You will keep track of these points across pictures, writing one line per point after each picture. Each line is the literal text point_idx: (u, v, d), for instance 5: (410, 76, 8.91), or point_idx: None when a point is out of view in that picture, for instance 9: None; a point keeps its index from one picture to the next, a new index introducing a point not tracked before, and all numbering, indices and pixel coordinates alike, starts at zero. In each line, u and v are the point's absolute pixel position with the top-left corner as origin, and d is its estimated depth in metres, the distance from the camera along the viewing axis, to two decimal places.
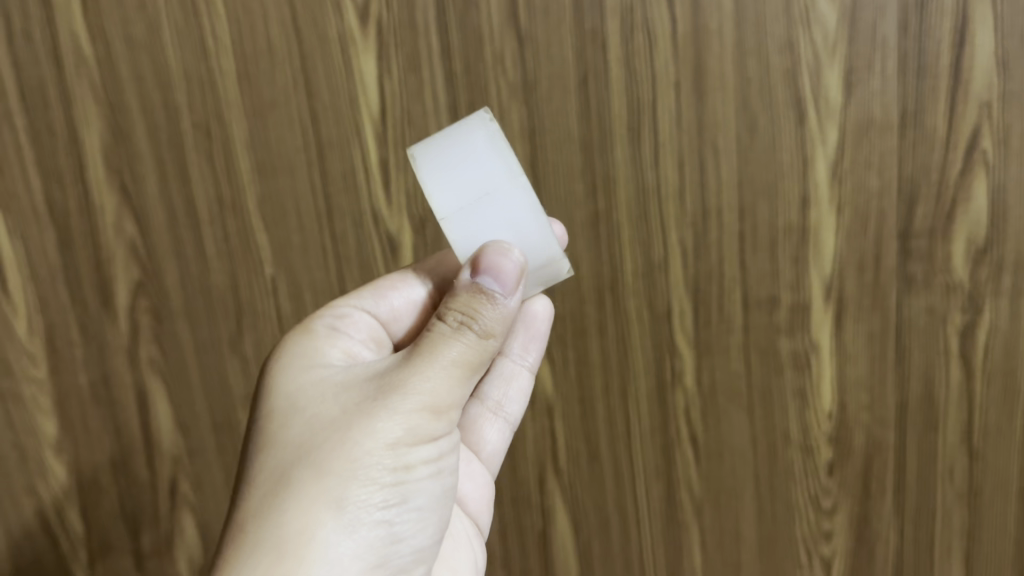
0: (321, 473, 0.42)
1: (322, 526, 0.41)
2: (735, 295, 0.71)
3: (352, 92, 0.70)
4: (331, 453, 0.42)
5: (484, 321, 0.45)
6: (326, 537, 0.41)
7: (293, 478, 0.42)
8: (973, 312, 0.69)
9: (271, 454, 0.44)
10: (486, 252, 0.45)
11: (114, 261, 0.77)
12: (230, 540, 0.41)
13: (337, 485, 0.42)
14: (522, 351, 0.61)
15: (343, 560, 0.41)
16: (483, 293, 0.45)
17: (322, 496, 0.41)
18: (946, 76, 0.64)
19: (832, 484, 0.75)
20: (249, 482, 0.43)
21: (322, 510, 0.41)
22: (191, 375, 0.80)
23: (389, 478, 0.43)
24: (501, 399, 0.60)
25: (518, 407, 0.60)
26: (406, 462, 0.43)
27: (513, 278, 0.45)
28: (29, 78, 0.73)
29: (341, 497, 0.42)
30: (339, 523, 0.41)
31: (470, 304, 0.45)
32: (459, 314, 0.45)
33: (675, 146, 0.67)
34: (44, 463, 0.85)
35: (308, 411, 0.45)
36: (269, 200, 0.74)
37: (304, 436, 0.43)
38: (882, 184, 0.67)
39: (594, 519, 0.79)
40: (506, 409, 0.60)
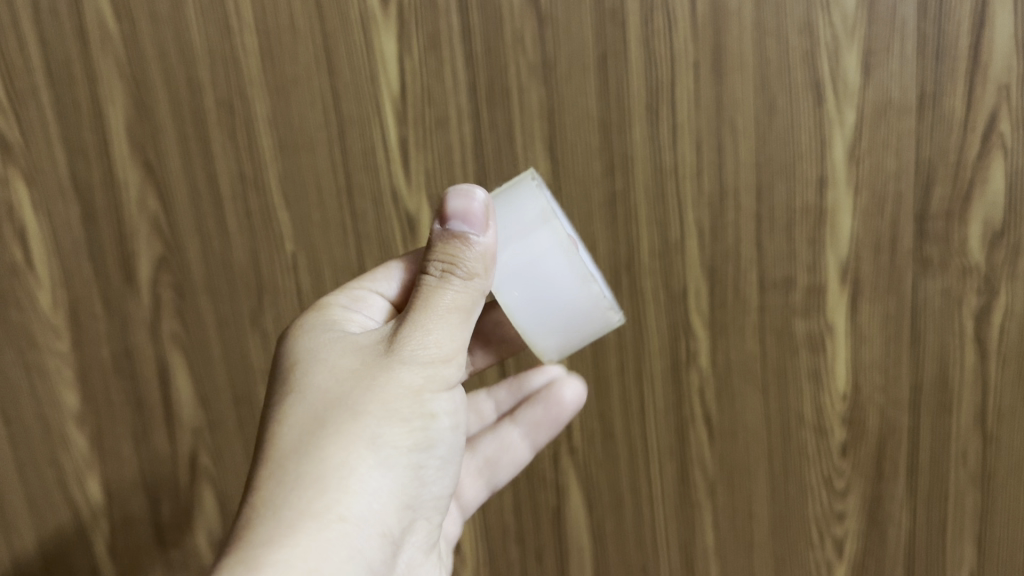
0: (356, 415, 0.44)
1: (357, 463, 0.44)
2: (751, 275, 0.71)
3: (373, 70, 0.70)
4: (361, 396, 0.45)
5: (466, 265, 0.46)
6: (361, 474, 0.44)
7: (326, 418, 0.44)
8: (988, 294, 0.69)
9: (297, 398, 0.46)
10: (449, 196, 0.47)
11: (138, 236, 0.79)
12: (270, 475, 0.43)
13: (370, 427, 0.45)
14: (531, 423, 0.64)
15: (379, 494, 0.45)
16: (455, 235, 0.46)
17: (359, 437, 0.44)
18: (964, 58, 0.64)
19: (846, 465, 0.75)
20: (278, 421, 0.45)
21: (358, 448, 0.44)
22: (212, 350, 0.82)
23: (412, 422, 0.46)
24: (493, 461, 0.63)
25: (505, 474, 0.63)
26: (428, 411, 0.47)
27: (481, 217, 0.47)
28: (55, 53, 0.74)
29: (376, 438, 0.45)
30: (375, 463, 0.44)
31: (449, 251, 0.46)
32: (441, 262, 0.47)
33: (693, 126, 0.68)
34: (67, 434, 0.86)
35: (330, 361, 0.47)
36: (290, 177, 0.75)
37: (328, 382, 0.46)
38: (899, 166, 0.67)
39: (608, 496, 0.80)
40: (495, 474, 0.63)
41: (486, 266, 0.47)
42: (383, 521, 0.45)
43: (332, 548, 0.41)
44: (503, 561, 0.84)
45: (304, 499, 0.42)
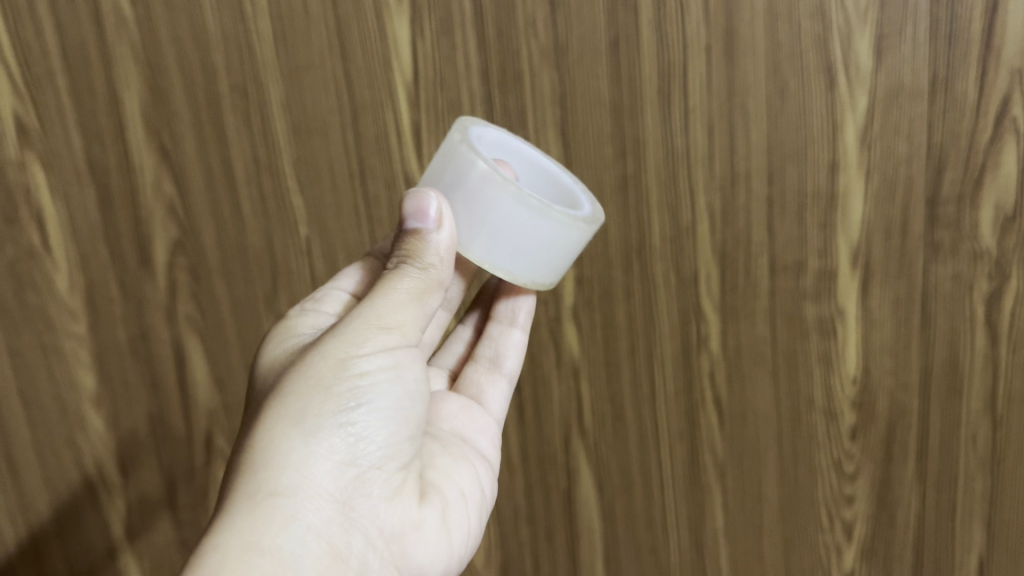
0: (281, 398, 0.46)
1: (284, 440, 0.44)
2: (762, 259, 0.71)
3: (386, 54, 0.71)
4: (290, 381, 0.46)
5: (424, 257, 0.48)
6: (291, 450, 0.44)
7: (262, 408, 0.46)
8: (1000, 279, 0.69)
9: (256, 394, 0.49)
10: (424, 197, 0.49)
11: (153, 220, 0.80)
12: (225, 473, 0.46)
13: (294, 404, 0.45)
14: (508, 313, 0.65)
15: (313, 463, 0.45)
16: (412, 235, 0.49)
17: (283, 416, 0.45)
18: (977, 42, 0.63)
19: (855, 448, 0.76)
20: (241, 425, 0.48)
21: (283, 426, 0.45)
22: (227, 333, 0.82)
23: (340, 389, 0.46)
24: (498, 356, 0.64)
25: (515, 362, 0.65)
26: (362, 371, 0.46)
27: (435, 214, 0.49)
28: (71, 38, 0.75)
29: (301, 412, 0.45)
30: (303, 435, 0.45)
31: (409, 245, 0.49)
32: (403, 252, 0.49)
33: (705, 110, 0.68)
34: (84, 416, 0.88)
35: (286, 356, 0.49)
36: (303, 161, 0.75)
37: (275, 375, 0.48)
38: (911, 150, 0.67)
39: (617, 478, 0.81)
40: (504, 364, 0.64)
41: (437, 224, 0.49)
42: (327, 486, 0.45)
43: (258, 522, 0.43)
44: (515, 541, 0.85)
45: (238, 489, 0.44)
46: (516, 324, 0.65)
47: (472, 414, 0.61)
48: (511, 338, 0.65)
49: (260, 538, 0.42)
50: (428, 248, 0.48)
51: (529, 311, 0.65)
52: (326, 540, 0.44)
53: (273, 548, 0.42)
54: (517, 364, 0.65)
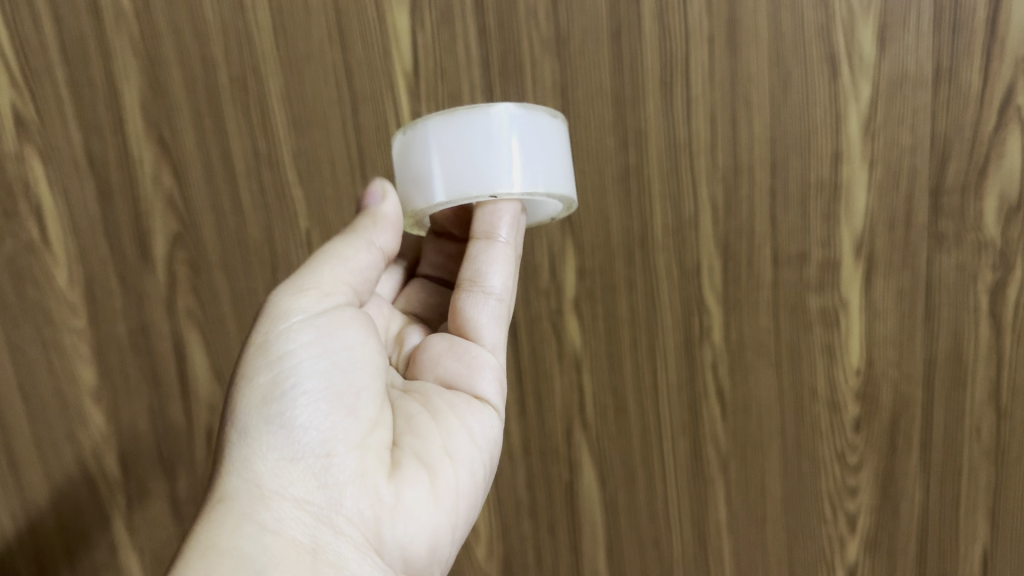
0: (220, 418, 0.46)
1: (229, 451, 0.44)
2: (765, 250, 0.71)
3: (386, 45, 0.70)
4: (225, 399, 0.46)
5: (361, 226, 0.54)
6: (232, 456, 0.44)
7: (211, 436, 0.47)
8: (1004, 269, 0.68)
9: None
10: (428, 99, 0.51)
11: (153, 213, 0.79)
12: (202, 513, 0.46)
13: (229, 415, 0.45)
14: (487, 225, 0.54)
15: (256, 459, 0.44)
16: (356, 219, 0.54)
17: (221, 432, 0.45)
18: (982, 31, 0.63)
19: (859, 439, 0.75)
20: None
21: (227, 440, 0.45)
22: (227, 327, 0.82)
23: (263, 379, 0.46)
24: (480, 274, 0.54)
25: (503, 279, 0.55)
26: (281, 355, 0.46)
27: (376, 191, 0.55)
28: (70, 31, 0.75)
29: (234, 419, 0.45)
30: (239, 438, 0.44)
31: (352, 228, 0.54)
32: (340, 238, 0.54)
33: (707, 100, 0.67)
34: (84, 410, 0.87)
35: None
36: (304, 154, 0.75)
37: None
38: (915, 139, 0.66)
39: (620, 470, 0.80)
40: (490, 286, 0.54)
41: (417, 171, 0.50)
42: (282, 481, 0.44)
43: (216, 531, 0.42)
44: (517, 536, 0.85)
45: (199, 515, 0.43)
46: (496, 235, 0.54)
47: (462, 348, 0.55)
48: (495, 253, 0.54)
49: (218, 542, 0.41)
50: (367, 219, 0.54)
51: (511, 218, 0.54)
52: (289, 535, 0.42)
53: (232, 550, 0.41)
54: (507, 279, 0.55)
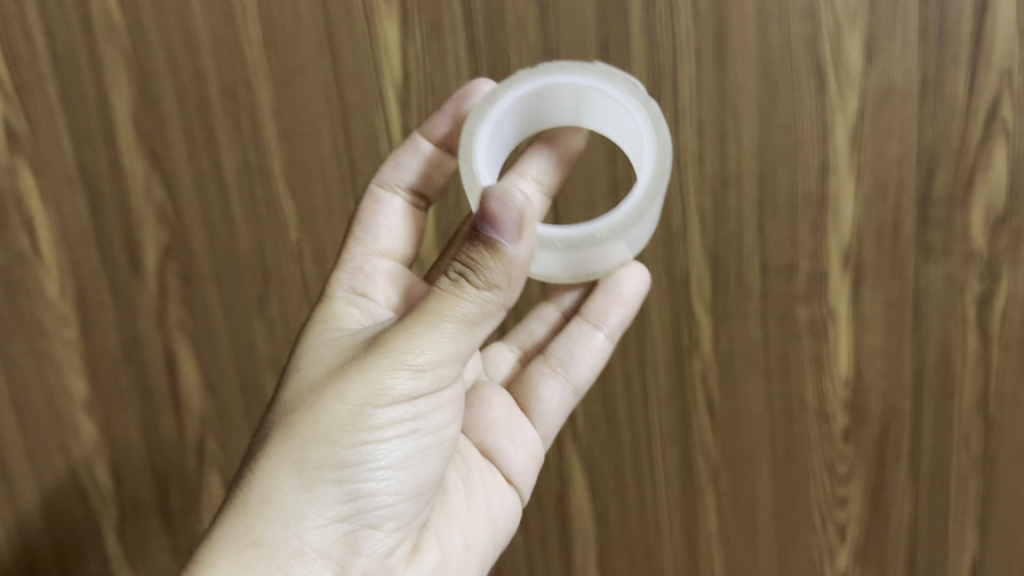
0: (289, 433, 0.46)
1: (286, 485, 0.46)
2: (753, 261, 0.71)
3: (376, 59, 0.71)
4: (299, 418, 0.47)
5: (489, 276, 0.44)
6: (285, 496, 0.45)
7: (269, 439, 0.47)
8: (990, 279, 0.69)
9: (274, 405, 0.49)
10: (491, 189, 0.43)
11: (144, 224, 0.79)
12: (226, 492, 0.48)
13: (300, 448, 0.46)
14: (601, 313, 0.61)
15: (306, 515, 0.46)
16: (486, 244, 0.43)
17: (286, 456, 0.46)
18: (967, 44, 0.64)
19: (849, 450, 0.76)
20: (253, 436, 0.49)
21: (284, 471, 0.46)
22: (219, 338, 0.82)
23: (343, 438, 0.46)
24: (566, 358, 0.61)
25: (585, 371, 0.61)
26: (368, 422, 0.47)
27: (514, 227, 0.43)
28: (62, 43, 0.75)
29: (303, 458, 0.46)
30: (300, 482, 0.46)
31: (474, 255, 0.44)
32: (458, 266, 0.45)
33: (695, 113, 0.68)
34: (76, 421, 0.87)
35: (304, 371, 0.50)
36: (295, 165, 0.75)
37: (291, 395, 0.49)
38: (902, 151, 0.67)
39: (611, 480, 0.80)
40: (572, 371, 0.61)
41: (507, 279, 0.45)
42: (320, 540, 0.46)
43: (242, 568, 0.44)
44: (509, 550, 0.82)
45: (229, 523, 0.45)
46: (608, 317, 0.61)
47: (515, 428, 0.59)
48: (590, 342, 0.61)
49: None
50: (494, 262, 0.44)
51: (621, 320, 0.61)
52: None
53: None
54: (588, 372, 0.61)
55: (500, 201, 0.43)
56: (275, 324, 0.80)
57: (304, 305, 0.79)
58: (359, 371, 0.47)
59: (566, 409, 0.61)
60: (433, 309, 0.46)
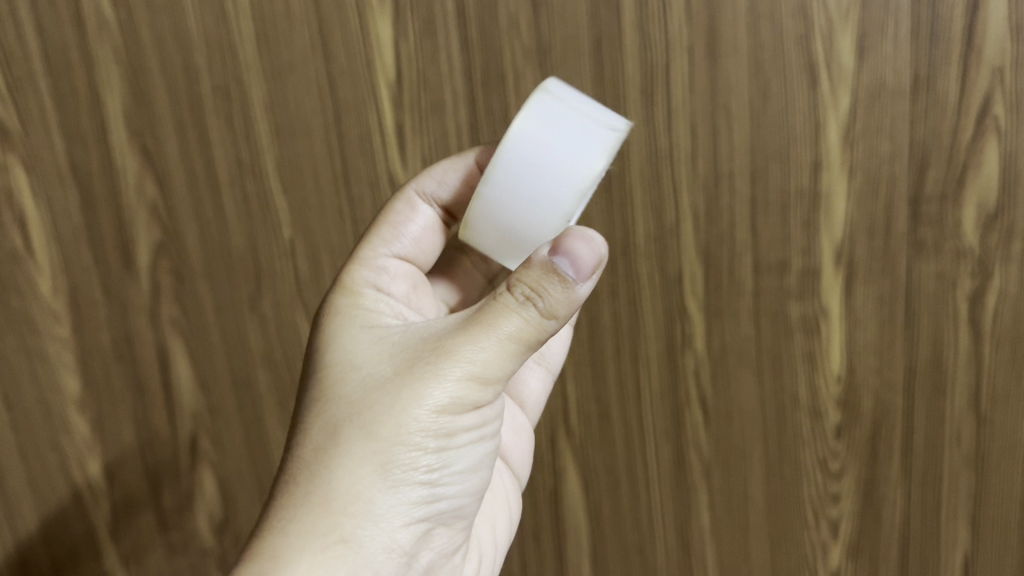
0: (367, 434, 0.45)
1: (367, 486, 0.45)
2: (745, 258, 0.71)
3: (368, 56, 0.71)
4: (378, 419, 0.45)
5: (549, 301, 0.44)
6: (370, 497, 0.45)
7: (344, 435, 0.45)
8: (982, 276, 0.69)
9: (333, 395, 0.47)
10: (578, 232, 0.44)
11: (136, 222, 0.79)
12: (292, 480, 0.46)
13: (382, 449, 0.45)
14: None
15: (388, 513, 0.45)
16: (558, 280, 0.43)
17: (368, 457, 0.45)
18: (959, 41, 0.64)
19: (840, 446, 0.76)
20: (314, 424, 0.47)
21: (368, 473, 0.45)
22: (212, 336, 0.82)
23: (424, 440, 0.45)
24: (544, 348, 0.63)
25: (560, 356, 0.64)
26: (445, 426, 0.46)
27: (591, 267, 0.44)
28: (53, 40, 0.75)
29: (386, 459, 0.45)
30: (382, 482, 0.45)
31: (540, 281, 0.43)
32: (526, 288, 0.44)
33: (688, 110, 0.68)
34: (68, 420, 0.87)
35: (364, 364, 0.47)
36: (287, 162, 0.75)
37: (357, 389, 0.46)
38: (894, 148, 0.67)
39: (603, 477, 0.81)
40: (550, 358, 0.64)
41: (565, 313, 0.44)
42: (400, 537, 0.46)
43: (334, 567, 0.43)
44: None
45: (310, 519, 0.44)
46: None
47: (515, 419, 0.61)
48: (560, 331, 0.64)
49: None
50: (561, 298, 0.44)
51: None
52: None
53: None
54: (560, 357, 0.64)
55: (581, 245, 0.44)
56: (267, 322, 0.80)
57: (297, 302, 0.79)
58: (431, 375, 0.45)
59: (544, 393, 0.64)
60: (498, 325, 0.44)
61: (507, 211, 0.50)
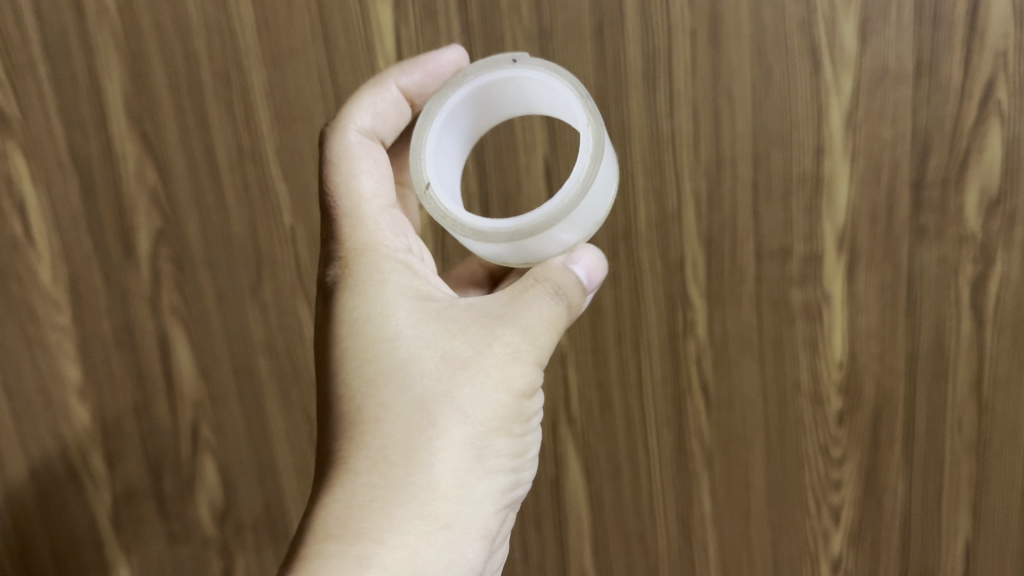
0: (458, 416, 0.46)
1: (461, 468, 0.46)
2: (747, 244, 0.71)
3: (369, 40, 0.71)
4: (467, 400, 0.46)
5: (569, 295, 0.49)
6: (467, 479, 0.46)
7: (433, 416, 0.46)
8: (984, 262, 0.69)
9: (409, 373, 0.47)
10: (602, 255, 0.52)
11: (136, 209, 0.79)
12: (381, 460, 0.45)
13: (474, 429, 0.46)
14: None
15: (481, 493, 0.47)
16: (576, 284, 0.50)
17: (461, 437, 0.46)
18: (962, 26, 0.64)
19: (842, 433, 0.76)
20: (391, 402, 0.46)
21: (462, 455, 0.46)
22: (212, 323, 0.82)
23: (505, 422, 0.47)
24: None
25: None
26: (520, 407, 0.48)
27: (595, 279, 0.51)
28: (52, 26, 0.75)
29: (476, 440, 0.46)
30: (474, 463, 0.46)
31: (562, 280, 0.49)
32: (554, 282, 0.49)
33: (690, 94, 0.68)
34: (68, 408, 0.87)
35: (435, 341, 0.47)
36: (287, 148, 0.75)
37: (435, 369, 0.47)
38: (896, 134, 0.67)
39: (605, 465, 0.81)
40: None
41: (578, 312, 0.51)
42: (487, 513, 0.47)
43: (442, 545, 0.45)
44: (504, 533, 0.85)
45: (415, 500, 0.45)
46: None
47: None
48: None
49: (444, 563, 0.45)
50: (576, 298, 0.50)
51: None
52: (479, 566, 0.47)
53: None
54: None
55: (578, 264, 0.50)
56: (268, 309, 0.80)
57: (298, 289, 0.79)
58: (506, 362, 0.47)
59: None
60: (547, 313, 0.48)
61: (549, 239, 0.49)
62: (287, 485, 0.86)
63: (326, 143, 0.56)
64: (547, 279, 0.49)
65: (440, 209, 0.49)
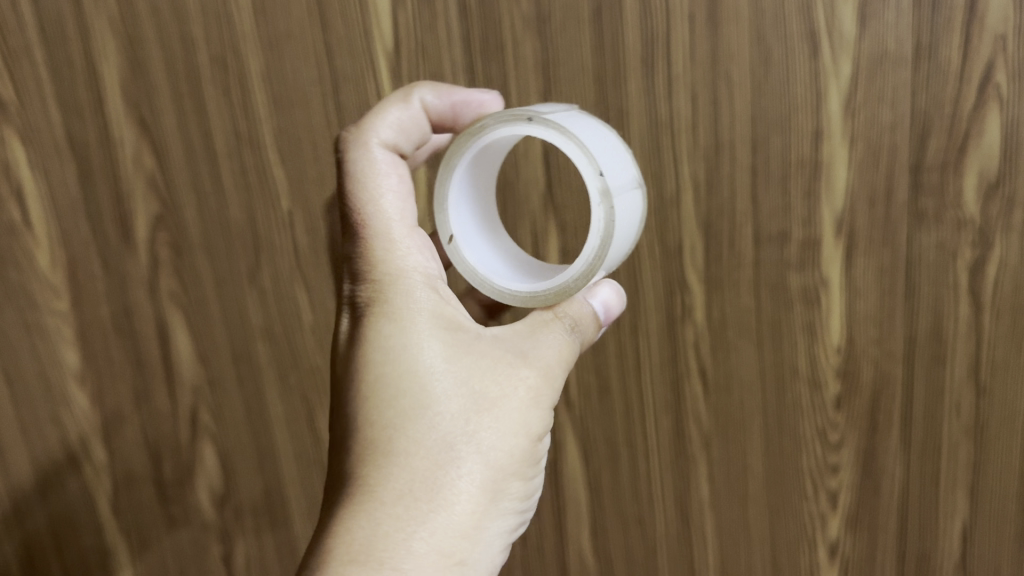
0: (482, 457, 0.45)
1: (480, 510, 0.45)
2: (745, 229, 0.71)
3: (365, 24, 0.70)
4: (490, 442, 0.45)
5: (585, 333, 0.50)
6: (484, 520, 0.45)
7: (459, 456, 0.45)
8: (983, 246, 0.68)
9: (439, 409, 0.45)
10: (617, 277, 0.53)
11: (134, 195, 0.79)
12: (403, 496, 0.44)
13: (495, 471, 0.45)
14: None
15: (493, 533, 0.46)
16: (593, 322, 0.50)
17: (483, 478, 0.45)
18: (961, 9, 0.63)
19: (840, 417, 0.76)
20: (416, 435, 0.45)
21: (482, 496, 0.45)
22: (211, 309, 0.82)
23: (523, 464, 0.47)
24: None
25: None
26: (536, 447, 0.47)
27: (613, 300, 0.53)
28: (48, 11, 0.74)
29: (495, 482, 0.45)
30: (492, 504, 0.46)
31: (578, 315, 0.50)
32: (572, 319, 0.49)
33: (688, 78, 0.68)
34: (68, 394, 0.87)
35: (466, 376, 0.46)
36: (283, 133, 0.74)
37: (464, 408, 0.45)
38: (895, 118, 0.66)
39: (604, 449, 0.81)
40: None
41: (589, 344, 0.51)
42: (496, 551, 0.47)
43: None
44: None
45: (434, 539, 0.44)
46: None
47: None
48: None
49: None
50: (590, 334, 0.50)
51: None
52: None
53: None
54: None
55: (595, 299, 0.51)
56: (266, 295, 0.80)
57: (296, 275, 0.79)
58: (529, 405, 0.46)
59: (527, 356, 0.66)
60: (564, 349, 0.48)
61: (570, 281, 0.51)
62: (287, 470, 0.87)
63: (348, 156, 0.50)
64: (566, 315, 0.49)
65: (467, 266, 0.51)
